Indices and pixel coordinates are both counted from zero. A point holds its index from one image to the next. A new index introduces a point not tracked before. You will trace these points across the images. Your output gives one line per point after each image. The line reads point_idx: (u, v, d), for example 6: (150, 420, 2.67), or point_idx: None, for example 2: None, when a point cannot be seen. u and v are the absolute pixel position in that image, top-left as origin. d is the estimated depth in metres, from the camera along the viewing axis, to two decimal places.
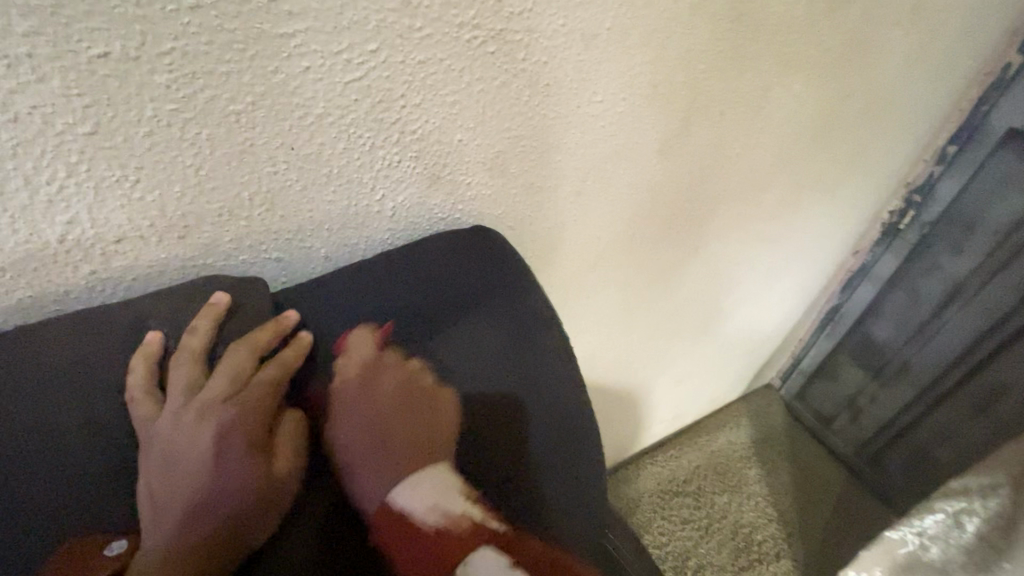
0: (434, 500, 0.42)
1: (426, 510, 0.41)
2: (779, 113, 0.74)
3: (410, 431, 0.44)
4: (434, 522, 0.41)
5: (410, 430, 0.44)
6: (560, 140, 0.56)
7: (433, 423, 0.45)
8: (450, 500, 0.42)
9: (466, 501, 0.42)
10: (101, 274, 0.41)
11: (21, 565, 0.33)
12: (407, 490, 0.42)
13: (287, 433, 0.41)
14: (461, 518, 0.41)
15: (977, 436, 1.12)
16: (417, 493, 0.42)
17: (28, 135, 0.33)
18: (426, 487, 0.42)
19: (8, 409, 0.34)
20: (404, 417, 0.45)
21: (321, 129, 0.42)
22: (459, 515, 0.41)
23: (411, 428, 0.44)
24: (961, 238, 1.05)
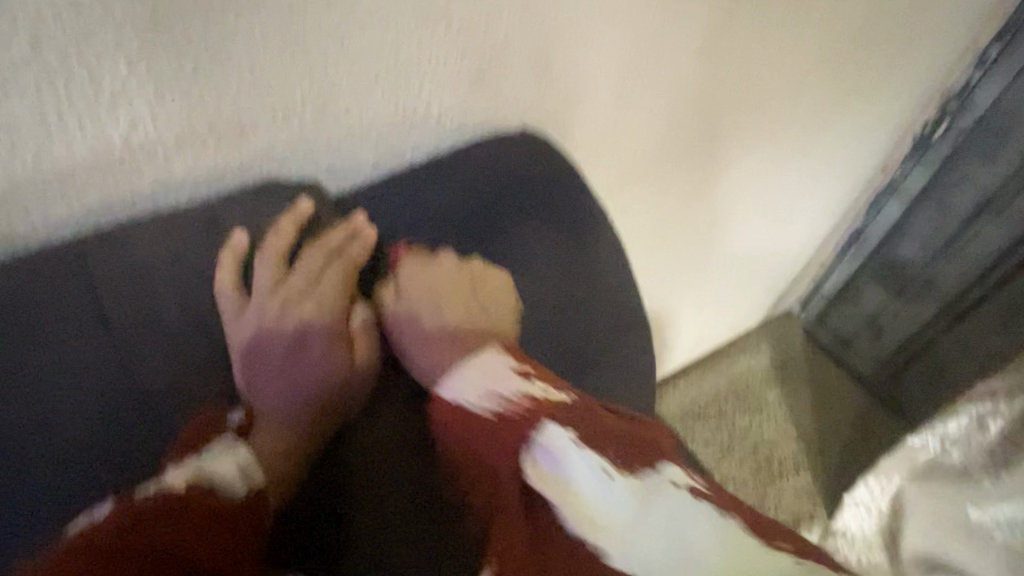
0: (490, 387, 0.41)
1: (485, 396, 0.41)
2: (824, 7, 0.70)
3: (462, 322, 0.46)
4: (493, 408, 0.40)
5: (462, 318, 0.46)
6: (602, 37, 0.55)
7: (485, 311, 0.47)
8: (503, 384, 0.41)
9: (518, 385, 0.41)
10: (164, 180, 0.41)
11: (156, 430, 0.35)
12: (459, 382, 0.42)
13: (361, 328, 0.44)
14: (519, 400, 0.40)
15: (996, 346, 1.18)
16: (467, 381, 0.41)
17: (89, 24, 0.33)
18: (476, 378, 0.41)
19: (113, 297, 0.36)
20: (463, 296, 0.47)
21: (371, 20, 0.41)
22: (511, 400, 0.40)
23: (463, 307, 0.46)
24: (996, 146, 1.03)
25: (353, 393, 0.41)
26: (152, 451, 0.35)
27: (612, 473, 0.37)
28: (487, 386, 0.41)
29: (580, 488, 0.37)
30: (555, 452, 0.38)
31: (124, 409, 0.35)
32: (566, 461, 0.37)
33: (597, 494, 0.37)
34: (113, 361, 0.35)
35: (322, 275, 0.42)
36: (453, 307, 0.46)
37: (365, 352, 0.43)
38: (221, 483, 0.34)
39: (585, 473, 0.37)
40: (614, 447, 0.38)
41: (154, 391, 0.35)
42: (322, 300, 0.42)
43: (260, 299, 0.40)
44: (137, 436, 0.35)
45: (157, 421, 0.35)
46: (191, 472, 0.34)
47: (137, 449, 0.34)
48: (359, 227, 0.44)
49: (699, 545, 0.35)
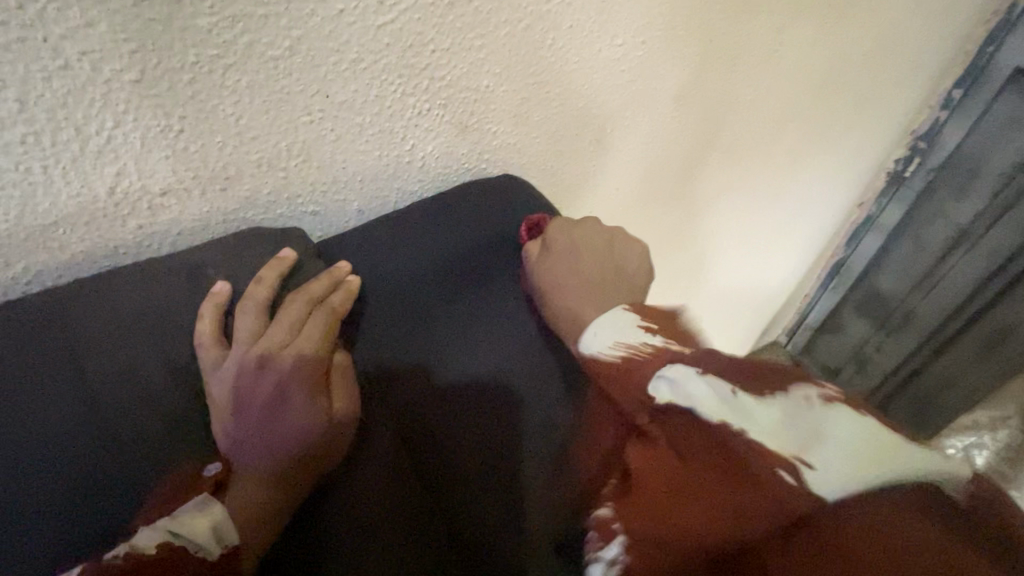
0: (614, 338, 0.46)
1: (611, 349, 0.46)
2: (793, 55, 0.74)
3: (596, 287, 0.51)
4: (617, 355, 0.45)
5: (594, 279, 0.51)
6: (582, 85, 0.57)
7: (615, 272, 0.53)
8: (626, 335, 0.46)
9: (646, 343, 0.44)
10: (148, 228, 0.41)
11: (129, 489, 0.34)
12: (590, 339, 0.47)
13: (341, 377, 0.42)
14: (642, 347, 0.44)
15: (978, 379, 1.17)
16: (600, 336, 0.47)
17: (77, 84, 0.33)
18: (606, 331, 0.47)
19: (89, 350, 0.36)
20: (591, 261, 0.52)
21: (356, 76, 0.43)
22: (638, 346, 0.45)
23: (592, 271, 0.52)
24: (965, 182, 1.06)
25: (334, 446, 0.40)
26: (122, 513, 0.34)
27: (736, 392, 0.38)
28: (611, 341, 0.46)
29: (703, 402, 0.38)
30: (673, 384, 0.40)
31: (92, 468, 0.34)
32: (688, 388, 0.39)
33: (720, 404, 0.37)
34: (87, 417, 0.34)
35: (304, 323, 0.42)
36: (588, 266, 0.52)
37: (346, 398, 0.41)
38: (193, 546, 0.34)
39: (705, 391, 0.38)
40: (729, 372, 0.39)
41: (127, 448, 0.35)
42: (302, 348, 0.41)
43: (239, 352, 0.39)
44: (108, 495, 0.34)
45: (130, 479, 0.34)
46: (161, 535, 0.34)
47: (107, 509, 0.34)
48: (342, 276, 0.45)
49: (835, 436, 0.35)
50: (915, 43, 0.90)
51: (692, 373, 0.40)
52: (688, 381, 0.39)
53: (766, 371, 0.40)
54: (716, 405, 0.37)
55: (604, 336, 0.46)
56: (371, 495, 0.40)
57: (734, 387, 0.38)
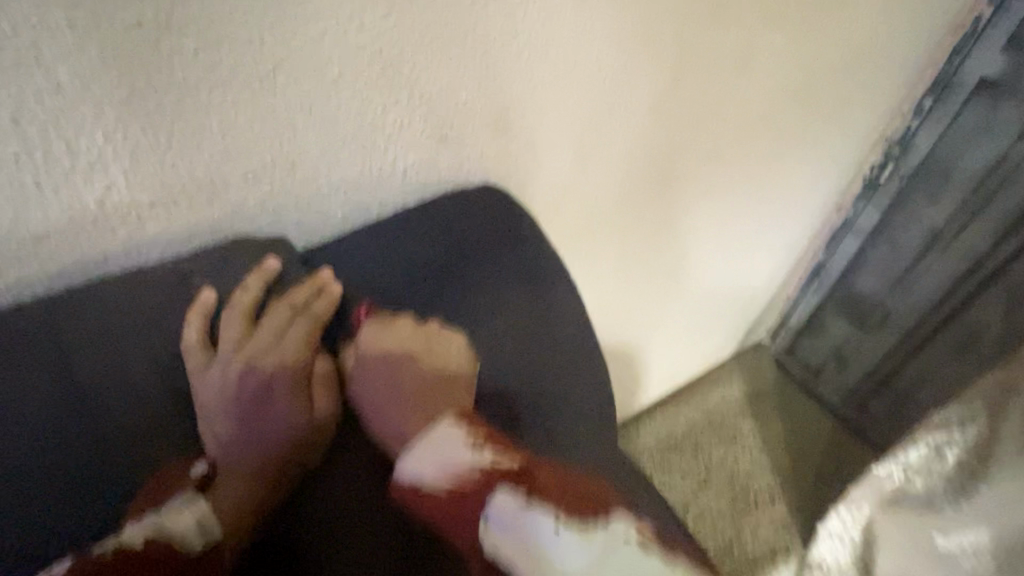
0: (442, 465, 0.41)
1: (434, 474, 0.41)
2: (766, 67, 0.77)
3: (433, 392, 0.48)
4: (445, 485, 0.41)
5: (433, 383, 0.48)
6: (558, 98, 0.59)
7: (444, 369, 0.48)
8: (457, 455, 0.41)
9: (475, 454, 0.41)
10: (137, 239, 0.43)
11: (121, 485, 0.36)
12: (413, 459, 0.42)
13: (322, 381, 0.45)
14: (470, 471, 0.41)
15: (955, 377, 1.20)
16: (421, 457, 0.42)
17: (69, 102, 0.35)
18: (429, 452, 0.42)
19: (80, 355, 0.37)
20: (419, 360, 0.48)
21: (337, 92, 0.45)
22: (466, 469, 0.41)
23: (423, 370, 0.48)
24: (939, 187, 1.10)
25: (315, 446, 0.43)
26: (114, 507, 0.36)
27: (561, 524, 0.38)
28: (435, 463, 0.41)
29: (534, 549, 0.38)
30: (504, 521, 0.39)
31: (81, 469, 0.35)
32: (514, 529, 0.38)
33: (551, 548, 0.38)
34: (80, 419, 0.36)
35: (287, 331, 0.44)
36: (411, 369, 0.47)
37: (325, 406, 0.44)
38: (179, 539, 0.36)
39: (534, 531, 0.38)
40: (555, 498, 0.39)
41: (119, 447, 0.37)
42: (285, 357, 0.44)
43: (224, 357, 0.42)
44: (100, 491, 0.36)
45: (122, 476, 0.36)
46: (149, 529, 0.35)
47: (100, 504, 0.36)
48: (325, 283, 0.46)
49: (636, 575, 0.38)
50: (885, 54, 0.94)
51: (509, 508, 0.39)
52: (518, 519, 0.39)
53: (586, 493, 0.41)
54: (541, 544, 0.38)
55: (433, 460, 0.41)
56: (351, 494, 0.43)
57: (558, 524, 0.38)
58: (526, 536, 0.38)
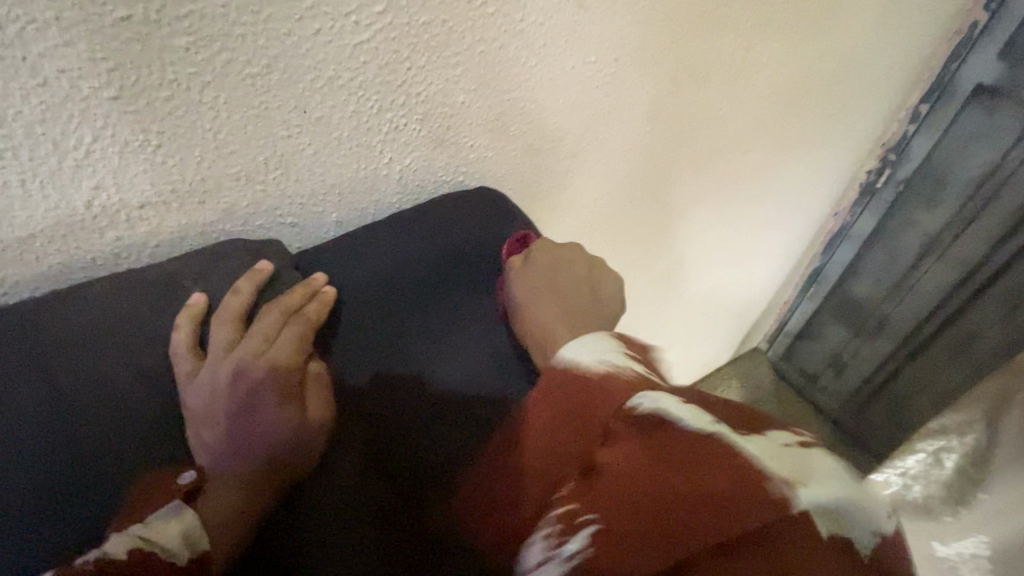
0: (600, 357, 0.42)
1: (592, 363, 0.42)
2: (763, 71, 0.76)
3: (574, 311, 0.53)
4: (600, 373, 0.41)
5: (570, 308, 0.52)
6: (557, 100, 0.59)
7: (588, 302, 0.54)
8: (610, 355, 0.42)
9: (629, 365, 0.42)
10: (126, 240, 0.42)
11: (103, 496, 0.35)
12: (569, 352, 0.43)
13: (315, 385, 0.43)
14: (621, 371, 0.41)
15: (951, 383, 1.19)
16: (577, 354, 0.43)
17: (56, 100, 0.34)
18: (581, 351, 0.43)
19: (65, 361, 0.36)
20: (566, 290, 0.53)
21: (332, 92, 0.44)
22: (623, 369, 0.41)
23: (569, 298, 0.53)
24: (934, 193, 1.09)
25: (307, 453, 0.41)
26: (96, 519, 0.35)
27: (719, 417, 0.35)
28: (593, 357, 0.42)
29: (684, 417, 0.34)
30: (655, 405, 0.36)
31: (61, 478, 0.34)
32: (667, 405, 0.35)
33: (711, 418, 0.35)
34: (62, 427, 0.35)
35: (279, 334, 0.43)
36: (559, 291, 0.53)
37: (319, 408, 0.42)
38: (165, 551, 0.35)
39: (686, 411, 0.35)
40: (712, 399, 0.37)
41: (101, 457, 0.35)
42: (277, 360, 0.42)
43: (214, 361, 0.40)
44: (83, 503, 0.35)
45: (105, 487, 0.35)
46: (134, 541, 0.34)
47: (82, 516, 0.34)
48: (318, 287, 0.46)
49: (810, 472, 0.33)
50: (882, 59, 0.94)
51: (670, 394, 0.36)
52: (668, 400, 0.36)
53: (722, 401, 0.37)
54: (696, 420, 0.34)
55: (590, 352, 0.43)
56: (342, 507, 0.41)
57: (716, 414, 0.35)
58: (674, 409, 0.35)
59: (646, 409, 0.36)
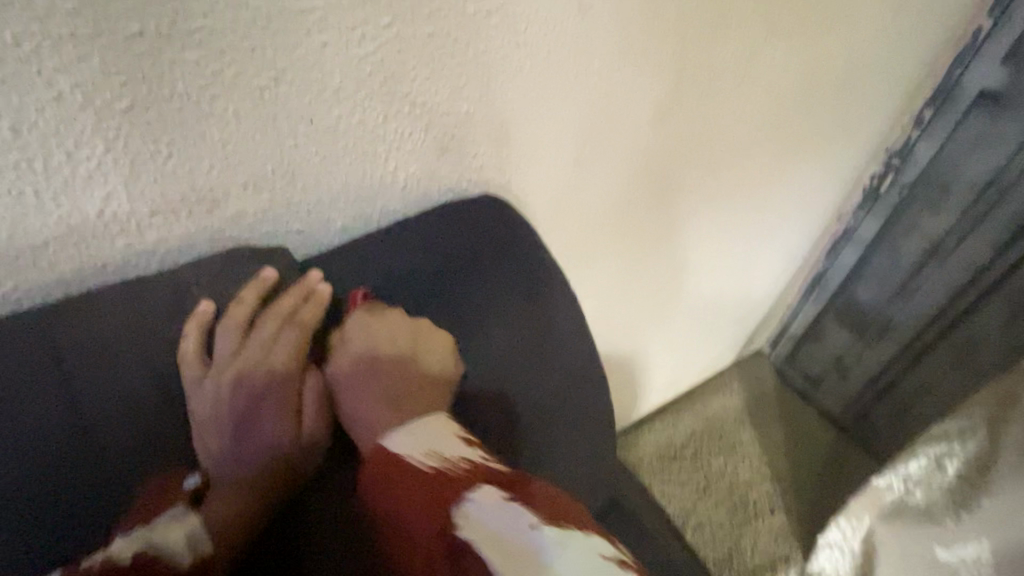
0: (432, 443, 0.42)
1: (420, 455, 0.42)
2: (766, 77, 0.77)
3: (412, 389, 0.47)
4: (431, 465, 0.41)
5: (402, 385, 0.47)
6: (559, 109, 0.59)
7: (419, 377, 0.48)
8: (443, 443, 0.42)
9: (467, 446, 0.42)
10: (136, 248, 0.43)
11: (114, 498, 0.36)
12: (400, 438, 0.43)
13: (313, 392, 0.44)
14: (457, 461, 0.41)
15: (956, 387, 1.19)
16: (412, 437, 0.43)
17: (70, 112, 0.35)
18: (420, 433, 0.43)
19: (76, 366, 0.37)
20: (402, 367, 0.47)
21: (338, 103, 0.45)
22: (457, 459, 0.41)
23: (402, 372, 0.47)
24: (938, 197, 1.09)
25: (304, 459, 0.43)
26: (105, 521, 0.36)
27: (541, 525, 0.37)
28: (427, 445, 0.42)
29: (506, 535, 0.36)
30: (484, 513, 0.38)
31: (72, 481, 0.35)
32: (495, 517, 0.37)
33: (532, 536, 0.37)
34: (74, 431, 0.36)
35: (277, 339, 0.44)
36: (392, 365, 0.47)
37: (316, 415, 0.44)
38: (169, 553, 0.36)
39: (507, 522, 0.37)
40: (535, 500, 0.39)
41: (111, 461, 0.36)
42: (276, 365, 0.43)
43: (219, 368, 0.41)
44: (94, 505, 0.36)
45: (114, 489, 0.36)
46: (140, 542, 0.35)
47: (93, 518, 0.36)
48: (313, 287, 0.46)
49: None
50: (886, 65, 0.94)
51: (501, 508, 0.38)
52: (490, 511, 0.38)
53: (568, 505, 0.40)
54: (518, 536, 0.36)
55: (417, 441, 0.43)
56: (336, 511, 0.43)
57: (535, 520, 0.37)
58: (498, 523, 0.37)
59: (471, 527, 0.37)
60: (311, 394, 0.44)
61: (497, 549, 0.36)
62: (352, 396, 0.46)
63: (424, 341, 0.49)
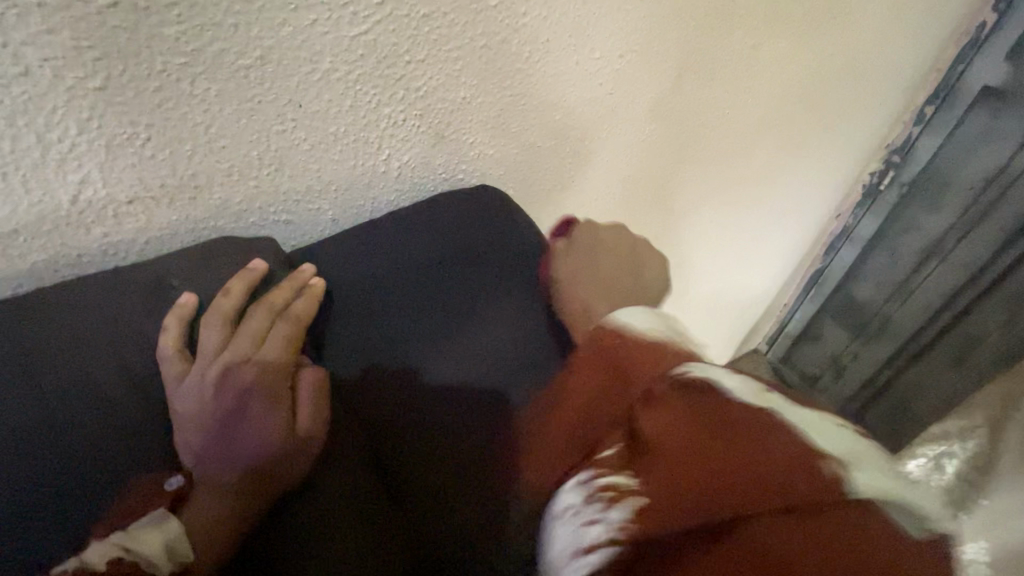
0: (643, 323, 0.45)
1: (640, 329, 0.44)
2: (770, 70, 0.75)
3: (616, 285, 0.55)
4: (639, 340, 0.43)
5: (605, 277, 0.55)
6: (559, 98, 0.57)
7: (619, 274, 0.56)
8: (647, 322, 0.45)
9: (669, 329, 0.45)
10: (114, 237, 0.41)
11: (86, 503, 0.34)
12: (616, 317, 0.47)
13: (307, 388, 0.41)
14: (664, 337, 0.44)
15: (952, 387, 1.18)
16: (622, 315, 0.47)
17: (39, 90, 0.33)
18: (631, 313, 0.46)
19: (48, 361, 0.35)
20: (602, 267, 0.56)
21: (329, 85, 0.43)
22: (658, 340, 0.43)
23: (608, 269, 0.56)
24: (938, 195, 1.08)
25: (298, 460, 0.40)
26: (77, 528, 0.33)
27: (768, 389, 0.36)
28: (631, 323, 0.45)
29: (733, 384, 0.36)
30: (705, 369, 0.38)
31: (41, 485, 0.33)
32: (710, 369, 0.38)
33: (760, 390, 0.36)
34: (44, 432, 0.34)
35: (269, 334, 0.42)
36: (601, 263, 0.56)
37: (312, 412, 0.41)
38: (146, 561, 0.33)
39: (728, 375, 0.37)
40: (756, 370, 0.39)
41: (84, 463, 0.34)
42: (266, 360, 0.41)
43: (202, 364, 0.39)
44: (64, 511, 0.33)
45: (87, 493, 0.34)
46: (115, 551, 0.33)
47: (63, 525, 0.33)
48: (306, 281, 0.44)
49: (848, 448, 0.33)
50: (889, 60, 0.93)
51: (712, 365, 0.38)
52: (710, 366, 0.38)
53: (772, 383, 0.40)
54: (745, 389, 0.36)
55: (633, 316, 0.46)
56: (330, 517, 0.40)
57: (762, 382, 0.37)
58: (716, 373, 0.37)
59: (695, 373, 0.37)
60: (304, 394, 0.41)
61: (725, 391, 0.36)
62: (567, 289, 0.53)
63: (604, 248, 0.57)
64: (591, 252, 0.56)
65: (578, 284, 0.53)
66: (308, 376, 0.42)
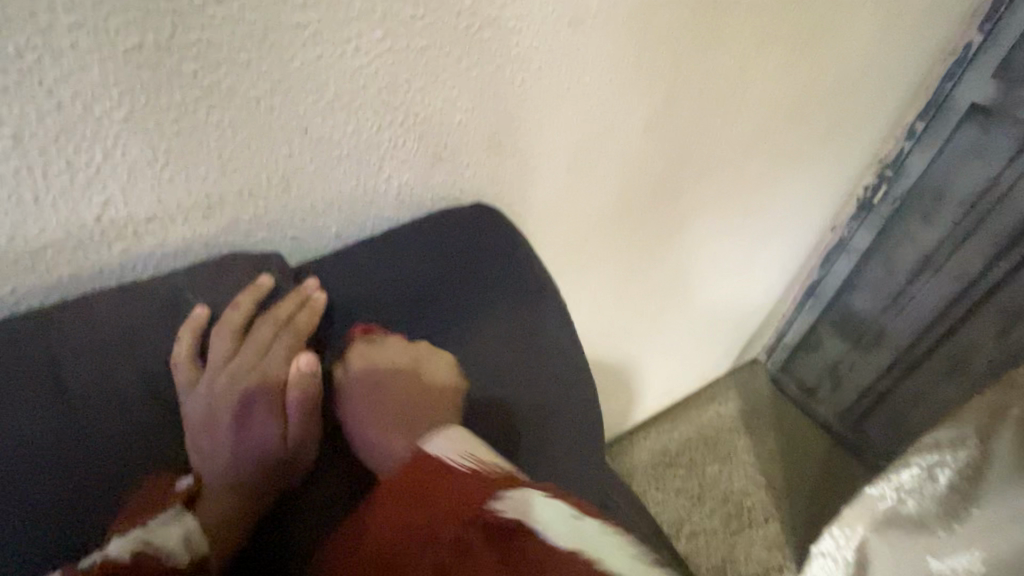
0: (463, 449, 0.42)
1: (457, 455, 0.42)
2: (759, 91, 0.78)
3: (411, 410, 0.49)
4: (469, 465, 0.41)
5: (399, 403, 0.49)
6: (551, 121, 0.60)
7: (427, 393, 0.49)
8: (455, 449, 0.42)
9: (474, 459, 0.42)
10: (133, 252, 0.44)
11: (105, 500, 0.36)
12: (440, 439, 0.43)
13: (300, 396, 0.44)
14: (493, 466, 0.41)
15: (948, 397, 1.19)
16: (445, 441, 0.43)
17: (70, 121, 0.36)
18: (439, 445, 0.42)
19: (73, 368, 0.38)
20: (399, 388, 0.49)
21: (333, 112, 0.46)
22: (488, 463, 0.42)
23: (399, 391, 0.49)
24: (931, 209, 1.10)
25: (297, 460, 0.44)
26: (97, 523, 0.36)
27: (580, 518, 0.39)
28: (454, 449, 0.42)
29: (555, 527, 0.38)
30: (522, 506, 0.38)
31: (66, 482, 0.36)
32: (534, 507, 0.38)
33: (574, 522, 0.39)
34: (68, 434, 0.36)
35: (271, 345, 0.45)
36: (390, 389, 0.48)
37: (306, 418, 0.44)
38: (165, 552, 0.36)
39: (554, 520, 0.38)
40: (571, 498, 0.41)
41: (103, 464, 0.37)
42: (270, 369, 0.44)
43: (211, 372, 0.42)
44: (85, 507, 0.36)
45: (106, 492, 0.36)
46: (135, 544, 0.35)
47: (85, 519, 0.36)
48: (310, 294, 0.47)
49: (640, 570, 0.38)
50: (877, 79, 0.95)
51: (547, 496, 0.39)
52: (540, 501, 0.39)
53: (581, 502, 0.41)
54: (562, 527, 0.38)
55: (455, 445, 0.42)
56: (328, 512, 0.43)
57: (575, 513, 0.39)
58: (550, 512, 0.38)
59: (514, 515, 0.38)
60: (294, 402, 0.44)
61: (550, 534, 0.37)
62: (359, 427, 0.47)
63: (425, 361, 0.50)
64: (381, 374, 0.48)
65: (362, 420, 0.47)
66: (301, 383, 0.44)
